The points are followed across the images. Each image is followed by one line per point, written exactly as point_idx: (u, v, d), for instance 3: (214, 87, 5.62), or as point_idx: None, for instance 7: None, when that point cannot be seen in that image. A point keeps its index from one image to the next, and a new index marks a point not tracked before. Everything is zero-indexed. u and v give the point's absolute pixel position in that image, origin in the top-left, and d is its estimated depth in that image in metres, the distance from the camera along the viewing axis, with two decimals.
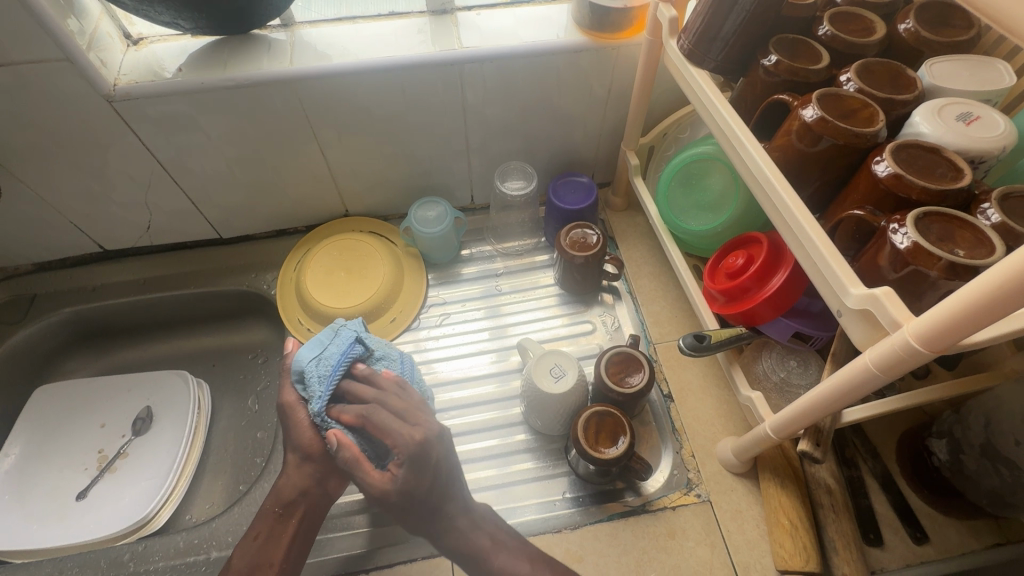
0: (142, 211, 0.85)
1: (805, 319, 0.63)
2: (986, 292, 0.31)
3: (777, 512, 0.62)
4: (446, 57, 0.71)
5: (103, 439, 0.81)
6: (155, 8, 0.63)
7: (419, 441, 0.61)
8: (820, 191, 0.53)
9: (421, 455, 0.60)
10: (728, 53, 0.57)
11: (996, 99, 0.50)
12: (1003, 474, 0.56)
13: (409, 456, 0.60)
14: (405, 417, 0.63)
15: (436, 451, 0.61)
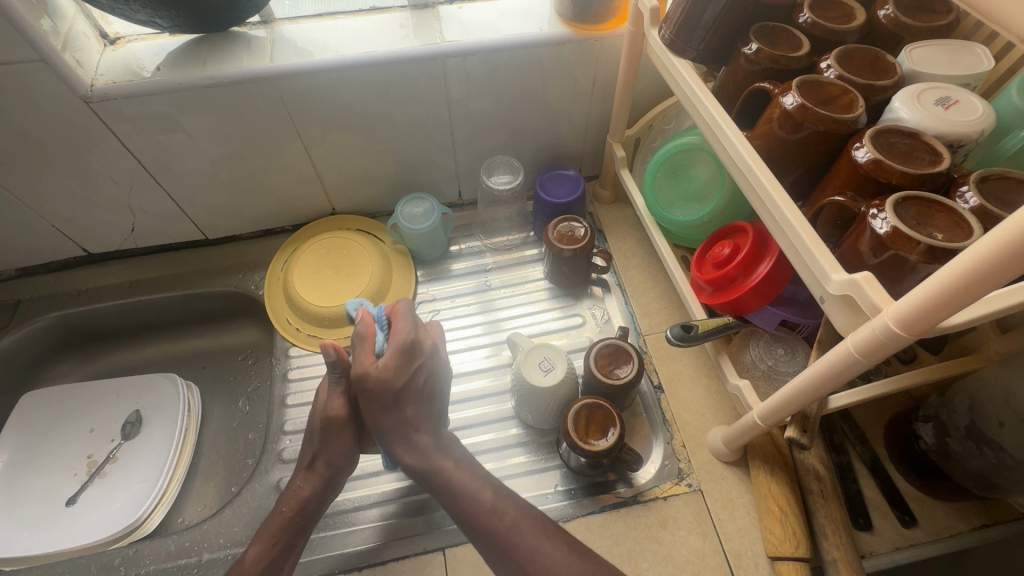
0: (126, 214, 0.84)
1: (791, 307, 0.63)
2: (960, 275, 0.31)
3: (767, 499, 0.62)
4: (429, 51, 0.71)
5: (93, 444, 0.81)
6: (131, 7, 0.62)
7: (414, 339, 0.64)
8: (802, 179, 0.53)
9: (411, 352, 0.62)
10: (709, 42, 0.57)
11: (975, 84, 0.50)
12: (987, 455, 0.56)
13: (404, 342, 0.62)
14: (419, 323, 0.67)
15: (423, 359, 0.64)
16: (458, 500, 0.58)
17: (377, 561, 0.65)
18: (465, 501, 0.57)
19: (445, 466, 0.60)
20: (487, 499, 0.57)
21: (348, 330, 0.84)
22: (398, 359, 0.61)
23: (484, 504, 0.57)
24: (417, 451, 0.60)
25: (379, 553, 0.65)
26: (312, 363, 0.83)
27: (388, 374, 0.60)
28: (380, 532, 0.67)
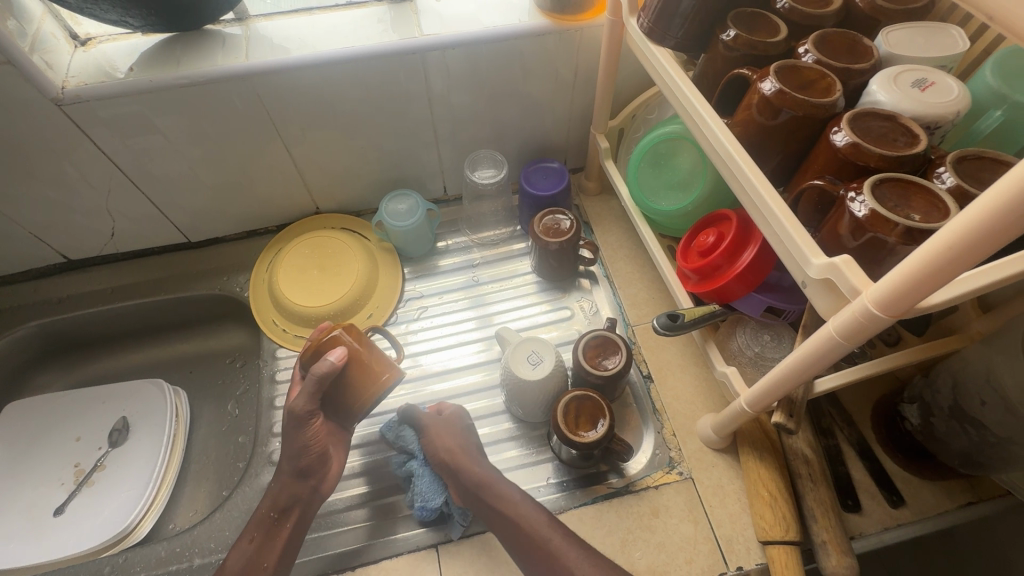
0: (105, 219, 0.82)
1: (776, 293, 0.63)
2: (936, 254, 0.31)
3: (757, 485, 0.63)
4: (408, 46, 0.70)
5: (79, 452, 0.79)
6: (101, 6, 0.60)
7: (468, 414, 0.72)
8: (783, 164, 0.53)
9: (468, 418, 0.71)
10: (688, 29, 0.57)
11: (951, 65, 0.50)
12: (970, 434, 0.57)
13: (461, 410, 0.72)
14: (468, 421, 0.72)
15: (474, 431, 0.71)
16: (514, 508, 0.59)
17: (366, 561, 0.64)
18: (525, 517, 0.58)
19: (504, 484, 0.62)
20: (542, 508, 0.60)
21: None
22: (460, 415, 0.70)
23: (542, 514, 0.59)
24: (482, 467, 0.64)
25: (369, 552, 0.65)
26: None
27: (454, 420, 0.70)
28: (368, 531, 0.67)
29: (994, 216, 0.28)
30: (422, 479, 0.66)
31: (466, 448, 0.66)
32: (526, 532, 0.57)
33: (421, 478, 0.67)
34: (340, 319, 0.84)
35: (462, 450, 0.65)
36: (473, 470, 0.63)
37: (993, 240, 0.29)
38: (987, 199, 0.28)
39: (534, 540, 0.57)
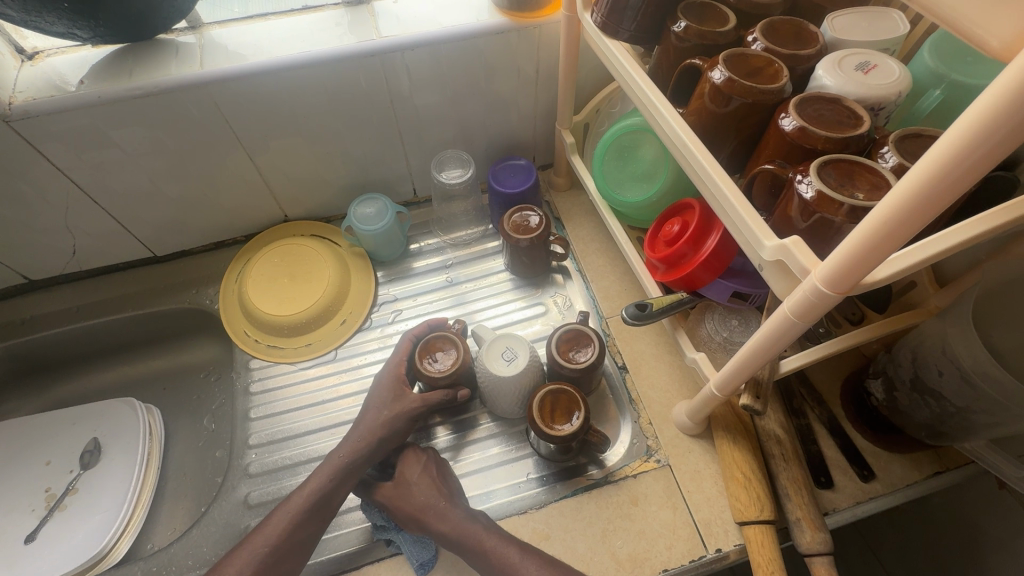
0: (65, 237, 0.80)
1: (740, 279, 0.65)
2: (874, 231, 0.32)
3: (731, 467, 0.63)
4: (368, 48, 0.69)
5: (50, 477, 0.77)
6: (46, 19, 0.59)
7: (433, 458, 0.66)
8: (737, 151, 0.54)
9: (434, 468, 0.65)
10: (641, 22, 0.58)
11: (893, 48, 0.52)
12: (931, 405, 0.58)
13: (428, 462, 0.65)
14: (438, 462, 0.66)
15: (447, 472, 0.65)
16: (486, 557, 0.56)
17: (352, 567, 0.64)
18: (495, 555, 0.56)
19: (480, 534, 0.58)
20: (508, 541, 0.57)
21: (307, 338, 0.83)
22: (417, 454, 0.66)
23: (513, 550, 0.56)
24: (448, 520, 0.59)
25: (362, 555, 0.65)
26: (275, 374, 0.81)
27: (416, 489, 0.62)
28: (365, 533, 0.67)
29: (939, 173, 0.28)
30: (404, 544, 0.63)
31: (431, 502, 0.60)
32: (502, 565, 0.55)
33: (403, 540, 0.63)
34: (314, 326, 0.83)
35: (427, 509, 0.60)
36: (438, 530, 0.58)
37: (936, 200, 0.29)
38: (929, 157, 0.28)
39: (511, 557, 0.56)
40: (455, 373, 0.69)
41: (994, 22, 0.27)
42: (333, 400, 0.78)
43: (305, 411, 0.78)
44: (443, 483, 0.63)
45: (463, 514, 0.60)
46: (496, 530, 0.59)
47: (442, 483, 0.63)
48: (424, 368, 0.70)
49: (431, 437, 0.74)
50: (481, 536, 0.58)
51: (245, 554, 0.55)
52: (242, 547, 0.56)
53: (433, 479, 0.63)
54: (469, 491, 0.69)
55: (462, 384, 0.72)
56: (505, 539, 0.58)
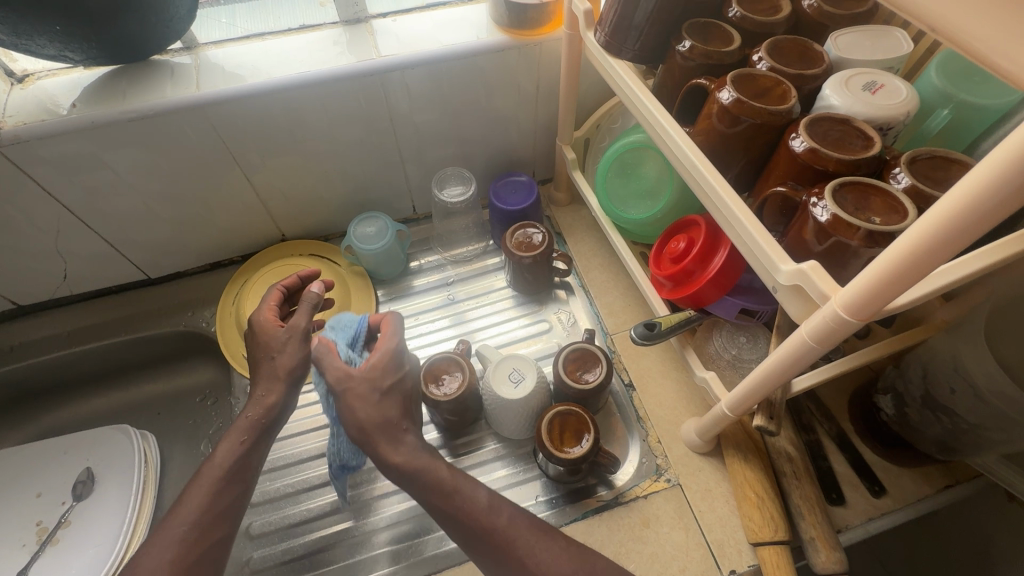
0: (56, 261, 0.78)
1: (748, 295, 0.64)
2: (898, 262, 0.32)
3: (743, 486, 0.63)
4: (366, 67, 0.69)
5: (42, 509, 0.75)
6: (37, 41, 0.58)
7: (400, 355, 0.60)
8: (745, 171, 0.54)
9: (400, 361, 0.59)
10: (644, 41, 0.58)
11: (898, 67, 0.52)
12: (943, 421, 0.58)
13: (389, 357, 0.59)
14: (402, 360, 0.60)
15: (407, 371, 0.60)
16: (448, 498, 0.53)
17: None
18: None
19: (445, 474, 0.54)
20: (484, 497, 0.54)
21: None
22: (391, 347, 0.60)
23: (482, 505, 0.53)
24: (404, 450, 0.54)
25: None
26: None
27: (374, 374, 0.57)
28: (361, 564, 0.66)
29: (967, 207, 0.28)
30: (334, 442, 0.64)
31: (389, 420, 0.55)
32: (462, 507, 0.52)
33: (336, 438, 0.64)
34: None
35: (384, 428, 0.55)
36: (391, 460, 0.53)
37: (964, 233, 0.28)
38: (958, 189, 0.28)
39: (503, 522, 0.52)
40: (462, 396, 0.69)
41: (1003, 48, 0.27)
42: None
43: (307, 436, 0.76)
44: (407, 407, 0.58)
45: (418, 446, 0.56)
46: (459, 473, 0.55)
47: (407, 407, 0.58)
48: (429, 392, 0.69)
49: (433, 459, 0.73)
50: (440, 471, 0.54)
51: (182, 519, 0.50)
52: (194, 486, 0.52)
53: (399, 402, 0.57)
54: None
55: (467, 406, 0.71)
56: (466, 479, 0.55)
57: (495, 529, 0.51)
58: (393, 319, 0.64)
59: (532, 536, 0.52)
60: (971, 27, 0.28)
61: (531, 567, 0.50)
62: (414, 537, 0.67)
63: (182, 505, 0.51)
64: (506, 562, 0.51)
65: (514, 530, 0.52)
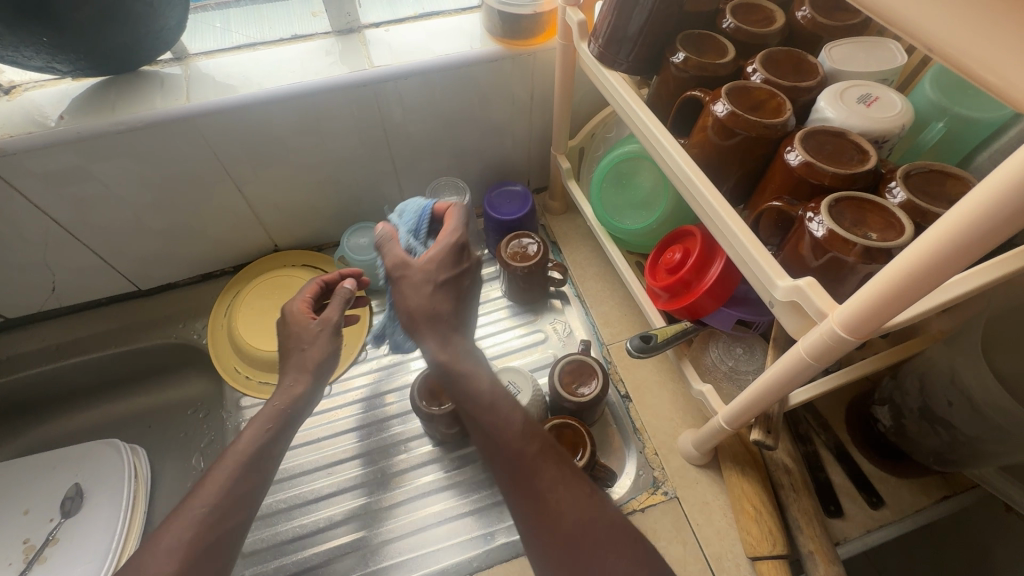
0: (44, 274, 0.77)
1: (744, 306, 0.64)
2: (895, 283, 0.31)
3: (741, 499, 0.62)
4: (359, 78, 0.68)
5: (29, 527, 0.73)
6: (23, 53, 0.57)
7: (459, 245, 0.59)
8: (740, 183, 0.53)
9: (458, 255, 0.59)
10: (638, 53, 0.58)
11: (892, 79, 0.52)
12: (940, 433, 0.58)
13: (446, 250, 0.58)
14: (461, 251, 0.59)
15: (467, 266, 0.59)
16: (483, 409, 0.54)
17: None
18: None
19: (484, 387, 0.55)
20: (520, 424, 0.53)
21: None
22: (452, 240, 0.58)
23: (515, 433, 0.52)
24: (451, 349, 0.56)
25: None
26: None
27: (429, 266, 0.57)
28: None
29: (965, 229, 0.27)
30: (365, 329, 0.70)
31: (439, 313, 0.56)
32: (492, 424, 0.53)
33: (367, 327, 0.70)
34: None
35: (433, 320, 0.56)
36: (436, 356, 0.55)
37: (955, 258, 0.28)
38: (956, 212, 0.28)
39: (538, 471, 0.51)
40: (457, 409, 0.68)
41: (991, 62, 0.25)
42: (355, 429, 0.76)
43: (301, 449, 0.75)
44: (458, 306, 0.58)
45: (464, 349, 0.57)
46: (498, 390, 0.55)
47: (457, 303, 0.58)
48: (424, 406, 0.68)
49: (430, 474, 0.72)
50: (481, 389, 0.54)
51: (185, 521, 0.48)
52: (217, 469, 0.52)
53: (450, 297, 0.57)
54: (471, 531, 0.67)
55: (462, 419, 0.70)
56: (507, 403, 0.54)
57: (519, 459, 0.51)
58: (456, 209, 0.62)
59: (556, 471, 0.51)
60: (957, 39, 0.26)
61: (548, 499, 0.49)
62: (421, 550, 0.66)
63: (196, 492, 0.50)
64: (525, 488, 0.50)
65: (540, 463, 0.51)
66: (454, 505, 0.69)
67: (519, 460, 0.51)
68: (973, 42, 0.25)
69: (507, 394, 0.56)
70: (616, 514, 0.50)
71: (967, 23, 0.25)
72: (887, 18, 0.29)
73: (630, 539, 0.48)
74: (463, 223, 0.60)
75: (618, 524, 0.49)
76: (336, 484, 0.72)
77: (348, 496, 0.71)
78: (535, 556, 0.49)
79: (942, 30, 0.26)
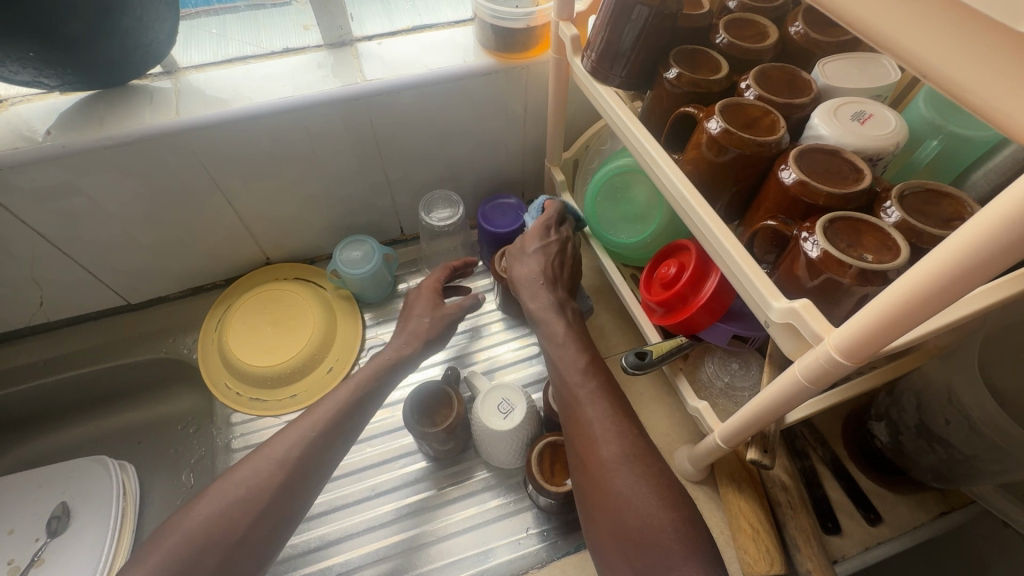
0: (31, 289, 0.76)
1: (739, 321, 0.64)
2: (892, 309, 0.31)
3: (738, 517, 0.61)
4: (351, 91, 0.67)
5: (13, 548, 0.71)
6: (10, 68, 0.56)
7: (546, 224, 0.70)
8: (734, 200, 0.53)
9: (547, 230, 0.70)
10: (632, 68, 0.57)
11: (885, 95, 0.52)
12: (938, 451, 0.57)
13: (540, 226, 0.70)
14: (547, 229, 0.70)
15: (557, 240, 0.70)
16: (552, 344, 0.63)
17: None
18: None
19: (556, 324, 0.65)
20: (583, 364, 0.61)
21: (292, 387, 0.80)
22: (542, 219, 0.71)
23: (576, 367, 0.60)
24: (539, 300, 0.67)
25: None
26: (258, 429, 0.77)
27: (528, 240, 0.70)
28: None
29: (962, 260, 0.27)
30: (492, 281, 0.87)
31: (533, 278, 0.68)
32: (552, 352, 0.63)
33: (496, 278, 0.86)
34: (298, 375, 0.80)
35: (531, 279, 0.68)
36: (527, 306, 0.67)
37: (953, 286, 0.28)
38: (953, 241, 0.27)
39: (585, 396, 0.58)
40: (451, 429, 0.67)
41: (991, 96, 0.24)
42: None
43: None
44: (554, 270, 0.68)
45: (549, 303, 0.66)
46: (574, 334, 0.64)
47: (552, 267, 0.68)
48: (417, 423, 0.67)
49: (428, 490, 0.72)
50: (557, 333, 0.64)
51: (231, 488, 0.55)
52: (314, 410, 0.62)
53: (546, 262, 0.68)
54: (470, 548, 0.67)
55: (457, 435, 0.69)
56: (578, 346, 0.63)
57: (577, 388, 0.59)
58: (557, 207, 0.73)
59: (606, 402, 0.57)
60: (946, 66, 0.26)
61: (583, 417, 0.57)
62: (462, 555, 0.66)
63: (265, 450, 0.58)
64: (569, 409, 0.59)
65: (594, 394, 0.58)
66: (450, 523, 0.69)
67: (575, 390, 0.59)
68: (975, 73, 0.25)
69: (584, 340, 0.64)
70: (654, 452, 0.55)
71: (967, 53, 0.24)
72: (879, 41, 0.29)
73: (649, 458, 0.54)
74: (557, 212, 0.72)
75: (655, 459, 0.54)
76: (353, 495, 0.71)
77: (346, 513, 0.70)
78: (574, 465, 0.58)
79: (942, 58, 0.26)
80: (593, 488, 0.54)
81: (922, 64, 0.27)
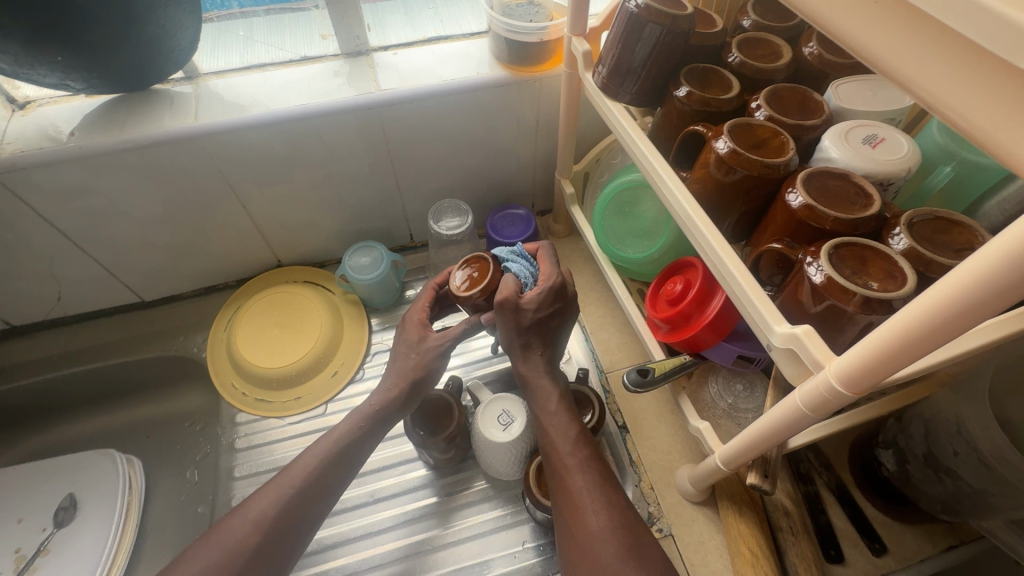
0: (50, 284, 0.78)
1: (744, 341, 0.63)
2: (896, 341, 0.30)
3: (737, 541, 0.60)
4: (366, 100, 0.68)
5: (21, 536, 0.73)
6: (38, 71, 0.58)
7: (552, 284, 0.62)
8: (741, 220, 0.52)
9: (556, 294, 0.63)
10: (642, 85, 0.57)
11: (899, 118, 0.51)
12: (946, 482, 0.56)
13: (550, 287, 0.62)
14: (554, 292, 0.63)
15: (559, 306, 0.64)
16: (546, 415, 0.62)
17: None
18: None
19: (549, 392, 0.63)
20: (573, 433, 0.60)
21: (297, 390, 0.81)
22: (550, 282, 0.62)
23: (568, 437, 0.59)
24: (532, 363, 0.64)
25: None
26: (262, 429, 0.78)
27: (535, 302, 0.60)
28: None
29: (962, 294, 0.26)
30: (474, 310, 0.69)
31: (530, 343, 0.64)
32: (541, 421, 0.62)
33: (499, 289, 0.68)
34: (303, 378, 0.81)
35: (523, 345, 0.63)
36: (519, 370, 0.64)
37: (956, 322, 0.27)
38: (956, 275, 0.27)
39: (574, 468, 0.57)
40: (450, 436, 0.67)
41: (991, 130, 0.24)
42: None
43: None
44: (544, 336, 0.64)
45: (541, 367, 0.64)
46: (566, 401, 0.63)
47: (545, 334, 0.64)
48: (418, 430, 0.67)
49: (427, 498, 0.72)
50: (546, 400, 0.62)
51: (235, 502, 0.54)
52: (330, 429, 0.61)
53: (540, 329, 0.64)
54: (466, 559, 0.67)
55: (457, 444, 0.70)
56: (568, 414, 0.62)
57: (566, 457, 0.58)
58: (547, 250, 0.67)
59: (594, 475, 0.57)
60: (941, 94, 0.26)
61: (570, 492, 0.56)
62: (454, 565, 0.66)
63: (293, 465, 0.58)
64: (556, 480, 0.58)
65: (583, 465, 0.57)
66: (447, 532, 0.69)
67: (564, 458, 0.58)
68: (967, 105, 0.25)
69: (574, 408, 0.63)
70: (640, 524, 0.54)
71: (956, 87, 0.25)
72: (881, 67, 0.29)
73: (639, 540, 0.52)
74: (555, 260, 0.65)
75: (639, 532, 0.53)
76: (353, 500, 0.72)
77: (346, 517, 0.70)
78: (560, 532, 0.56)
79: (939, 91, 0.26)
80: (580, 563, 0.52)
81: (935, 98, 0.27)
